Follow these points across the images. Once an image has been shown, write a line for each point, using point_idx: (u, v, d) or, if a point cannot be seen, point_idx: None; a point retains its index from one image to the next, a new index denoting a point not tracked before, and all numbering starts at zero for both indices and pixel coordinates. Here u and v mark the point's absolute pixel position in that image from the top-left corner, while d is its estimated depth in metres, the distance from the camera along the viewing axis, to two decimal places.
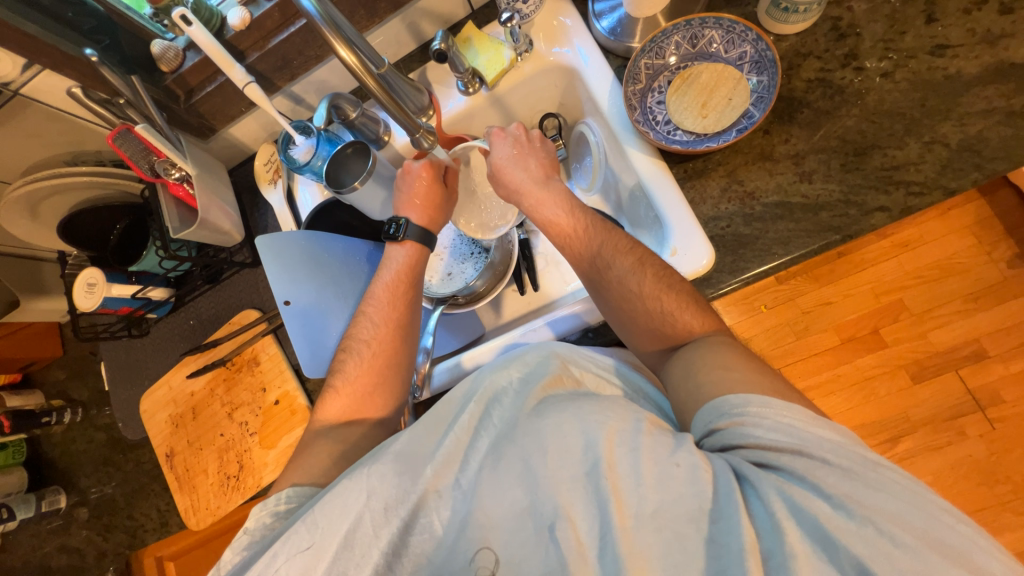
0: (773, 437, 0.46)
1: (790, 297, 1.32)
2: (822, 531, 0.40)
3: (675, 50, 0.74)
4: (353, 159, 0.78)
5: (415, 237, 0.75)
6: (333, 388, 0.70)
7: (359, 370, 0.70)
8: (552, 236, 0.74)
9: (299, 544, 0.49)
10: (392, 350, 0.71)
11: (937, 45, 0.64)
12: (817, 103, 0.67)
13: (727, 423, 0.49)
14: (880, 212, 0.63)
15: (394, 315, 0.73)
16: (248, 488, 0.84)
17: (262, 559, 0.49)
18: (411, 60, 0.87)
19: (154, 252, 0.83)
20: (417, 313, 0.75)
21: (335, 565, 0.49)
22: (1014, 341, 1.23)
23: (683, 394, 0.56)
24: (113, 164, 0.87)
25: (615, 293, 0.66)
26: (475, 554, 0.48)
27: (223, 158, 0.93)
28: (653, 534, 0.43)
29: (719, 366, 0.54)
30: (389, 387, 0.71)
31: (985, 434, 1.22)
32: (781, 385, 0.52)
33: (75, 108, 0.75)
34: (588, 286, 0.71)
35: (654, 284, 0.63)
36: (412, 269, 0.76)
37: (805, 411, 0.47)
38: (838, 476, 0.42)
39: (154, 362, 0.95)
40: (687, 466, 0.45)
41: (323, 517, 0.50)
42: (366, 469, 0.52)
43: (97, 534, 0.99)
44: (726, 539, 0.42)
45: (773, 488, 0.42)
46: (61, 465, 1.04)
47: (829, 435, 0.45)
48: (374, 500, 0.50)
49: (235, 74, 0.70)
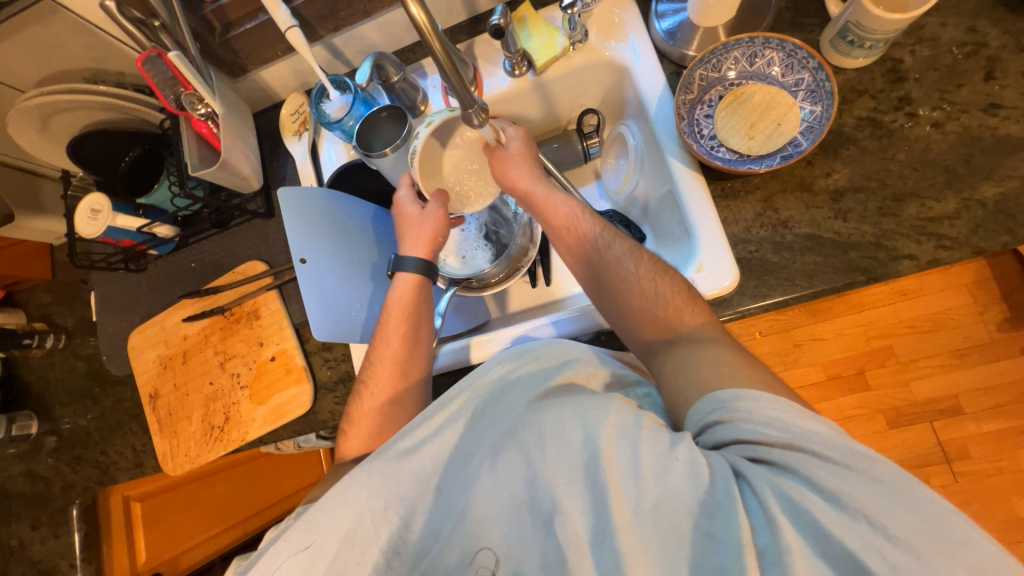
0: (764, 431, 0.46)
1: (786, 328, 1.35)
2: (816, 526, 0.40)
3: (733, 65, 0.73)
4: (386, 123, 0.76)
5: (416, 269, 0.73)
6: (346, 428, 0.69)
7: (367, 407, 0.69)
8: (551, 225, 0.71)
9: (299, 547, 0.48)
10: (393, 386, 0.69)
11: (991, 104, 0.65)
12: (864, 142, 0.67)
13: (720, 418, 0.49)
14: (908, 260, 0.63)
15: (401, 353, 0.70)
16: (232, 441, 0.82)
17: (263, 560, 0.48)
18: (459, 31, 0.85)
19: (167, 187, 0.80)
20: (425, 341, 0.72)
21: (336, 562, 0.48)
22: (991, 402, 1.27)
23: (674, 387, 0.56)
24: (135, 90, 0.84)
25: (630, 294, 0.63)
26: (475, 555, 0.47)
27: (250, 102, 0.89)
28: (652, 529, 0.43)
29: (709, 362, 0.54)
30: (394, 387, 0.69)
31: (948, 486, 1.26)
32: (780, 386, 0.52)
33: (106, 23, 0.71)
34: (588, 278, 0.68)
35: (649, 267, 0.65)
36: (409, 302, 0.72)
37: (792, 404, 0.47)
38: (829, 469, 0.42)
39: (149, 300, 0.92)
40: (686, 460, 0.45)
41: (324, 515, 0.48)
42: (365, 467, 0.51)
43: (65, 465, 0.96)
44: (724, 534, 0.42)
45: (767, 483, 0.43)
46: (36, 391, 1.00)
47: (815, 428, 0.45)
48: (375, 497, 0.49)
49: (280, 16, 0.67)
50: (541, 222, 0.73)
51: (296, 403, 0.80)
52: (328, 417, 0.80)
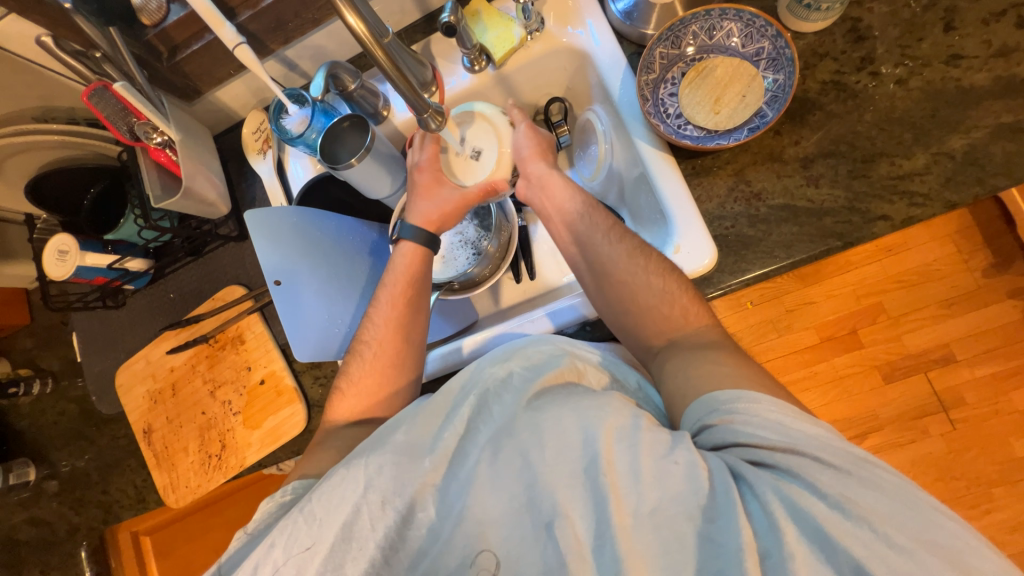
0: (762, 435, 0.47)
1: (775, 295, 1.36)
2: (820, 531, 0.40)
3: (693, 40, 0.72)
4: (350, 133, 0.73)
5: (417, 240, 0.72)
6: (339, 389, 0.70)
7: (350, 395, 0.69)
8: (569, 224, 0.73)
9: (297, 540, 0.48)
10: (394, 355, 0.69)
11: (953, 55, 0.64)
12: (830, 105, 0.67)
13: (718, 420, 0.50)
14: (883, 221, 0.63)
15: (398, 319, 0.70)
16: (231, 467, 0.82)
17: (259, 548, 0.49)
18: (414, 30, 0.83)
19: (133, 221, 0.79)
20: (424, 315, 0.72)
21: (330, 557, 0.48)
22: (982, 347, 1.28)
23: (672, 385, 0.57)
24: (88, 123, 0.82)
25: (618, 270, 0.66)
26: (475, 557, 0.47)
27: (209, 124, 0.88)
28: (652, 532, 0.43)
29: (709, 362, 0.56)
30: (388, 375, 0.69)
31: (945, 433, 1.27)
32: (771, 381, 0.53)
33: (43, 58, 0.68)
34: (574, 242, 0.72)
35: (654, 265, 0.65)
36: (414, 276, 0.72)
37: (790, 407, 0.48)
38: (832, 475, 0.42)
39: (131, 336, 0.91)
40: (685, 463, 0.45)
41: (320, 506, 0.49)
42: (365, 459, 0.52)
43: (69, 508, 0.96)
44: (725, 538, 0.42)
45: (770, 487, 0.43)
46: (30, 438, 0.99)
47: (813, 430, 0.46)
48: (371, 491, 0.49)
49: (225, 34, 0.64)
50: (557, 224, 0.74)
51: (292, 423, 0.80)
52: None
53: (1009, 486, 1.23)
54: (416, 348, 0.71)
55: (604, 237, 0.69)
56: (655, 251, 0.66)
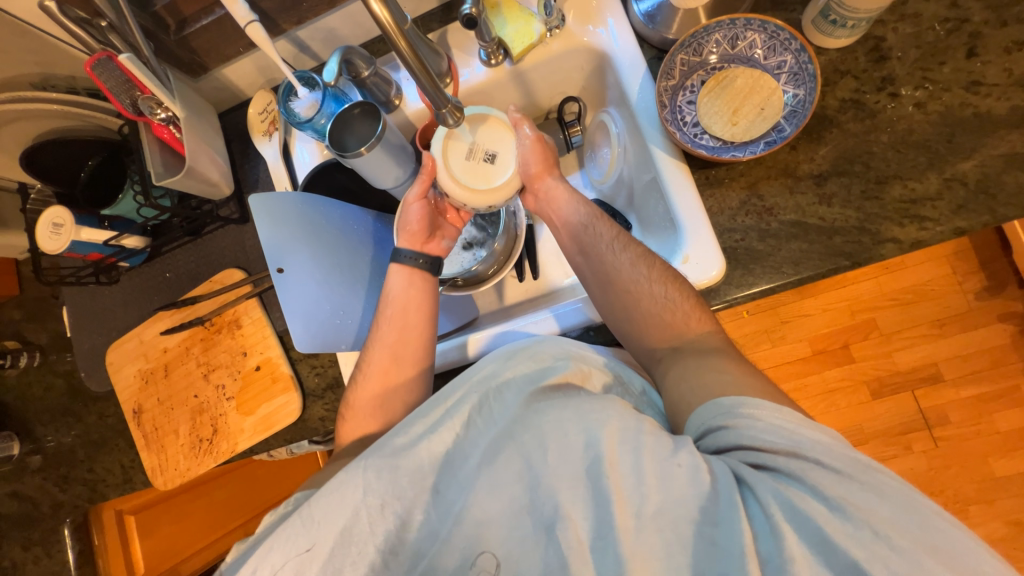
0: (766, 438, 0.47)
1: (772, 306, 1.38)
2: (820, 534, 0.40)
3: (715, 48, 0.71)
4: (359, 121, 0.71)
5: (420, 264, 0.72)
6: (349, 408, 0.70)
7: (362, 390, 0.69)
8: (574, 237, 0.72)
9: (297, 548, 0.48)
10: (393, 363, 0.69)
11: (973, 81, 0.64)
12: (847, 124, 0.67)
13: (724, 423, 0.50)
14: (891, 243, 0.63)
15: (394, 339, 0.70)
16: (221, 452, 0.81)
17: (256, 552, 0.48)
18: (431, 19, 0.81)
19: (131, 197, 0.77)
20: (423, 342, 0.71)
21: (330, 561, 0.48)
22: (970, 367, 1.30)
23: (676, 395, 0.57)
24: (88, 93, 0.79)
25: (624, 277, 0.66)
26: (475, 558, 0.48)
27: (214, 102, 0.86)
28: (655, 535, 0.43)
29: (711, 368, 0.56)
30: (387, 381, 0.68)
31: (928, 450, 1.30)
32: (766, 385, 0.53)
33: (45, 22, 0.66)
34: (579, 253, 0.72)
35: (659, 272, 0.65)
36: (410, 306, 0.71)
37: (795, 414, 0.48)
38: (833, 478, 0.42)
39: (124, 313, 0.89)
40: (688, 466, 0.45)
41: (319, 511, 0.49)
42: (363, 464, 0.51)
43: (54, 485, 0.94)
44: (727, 542, 0.42)
45: (771, 491, 0.43)
46: (15, 411, 0.97)
47: (818, 436, 0.46)
48: (370, 495, 0.49)
49: (237, 10, 0.62)
50: (563, 234, 0.74)
51: (285, 412, 0.78)
52: (319, 424, 0.79)
53: (986, 504, 1.26)
54: (420, 361, 0.70)
55: (609, 247, 0.68)
56: (658, 261, 0.66)
